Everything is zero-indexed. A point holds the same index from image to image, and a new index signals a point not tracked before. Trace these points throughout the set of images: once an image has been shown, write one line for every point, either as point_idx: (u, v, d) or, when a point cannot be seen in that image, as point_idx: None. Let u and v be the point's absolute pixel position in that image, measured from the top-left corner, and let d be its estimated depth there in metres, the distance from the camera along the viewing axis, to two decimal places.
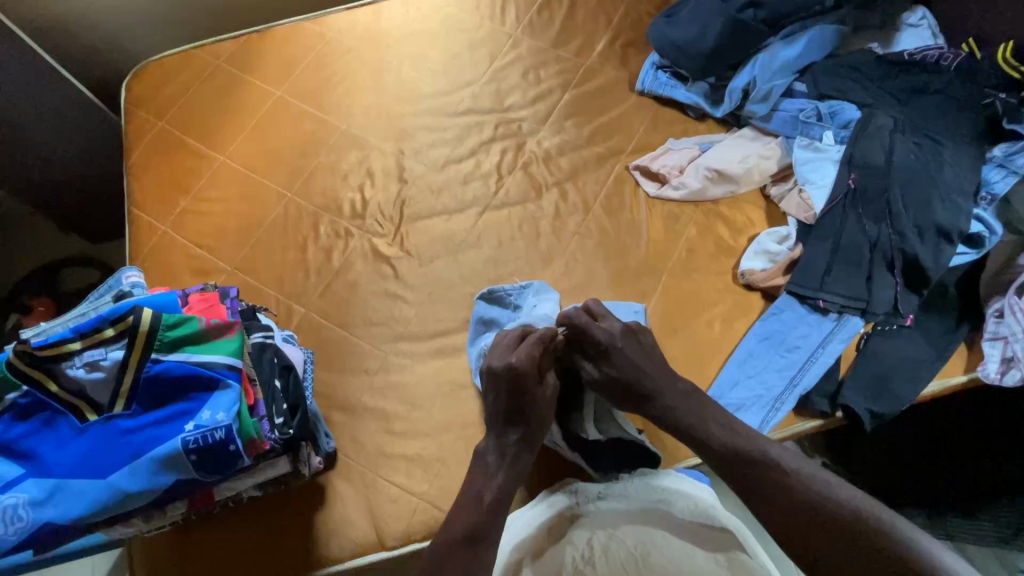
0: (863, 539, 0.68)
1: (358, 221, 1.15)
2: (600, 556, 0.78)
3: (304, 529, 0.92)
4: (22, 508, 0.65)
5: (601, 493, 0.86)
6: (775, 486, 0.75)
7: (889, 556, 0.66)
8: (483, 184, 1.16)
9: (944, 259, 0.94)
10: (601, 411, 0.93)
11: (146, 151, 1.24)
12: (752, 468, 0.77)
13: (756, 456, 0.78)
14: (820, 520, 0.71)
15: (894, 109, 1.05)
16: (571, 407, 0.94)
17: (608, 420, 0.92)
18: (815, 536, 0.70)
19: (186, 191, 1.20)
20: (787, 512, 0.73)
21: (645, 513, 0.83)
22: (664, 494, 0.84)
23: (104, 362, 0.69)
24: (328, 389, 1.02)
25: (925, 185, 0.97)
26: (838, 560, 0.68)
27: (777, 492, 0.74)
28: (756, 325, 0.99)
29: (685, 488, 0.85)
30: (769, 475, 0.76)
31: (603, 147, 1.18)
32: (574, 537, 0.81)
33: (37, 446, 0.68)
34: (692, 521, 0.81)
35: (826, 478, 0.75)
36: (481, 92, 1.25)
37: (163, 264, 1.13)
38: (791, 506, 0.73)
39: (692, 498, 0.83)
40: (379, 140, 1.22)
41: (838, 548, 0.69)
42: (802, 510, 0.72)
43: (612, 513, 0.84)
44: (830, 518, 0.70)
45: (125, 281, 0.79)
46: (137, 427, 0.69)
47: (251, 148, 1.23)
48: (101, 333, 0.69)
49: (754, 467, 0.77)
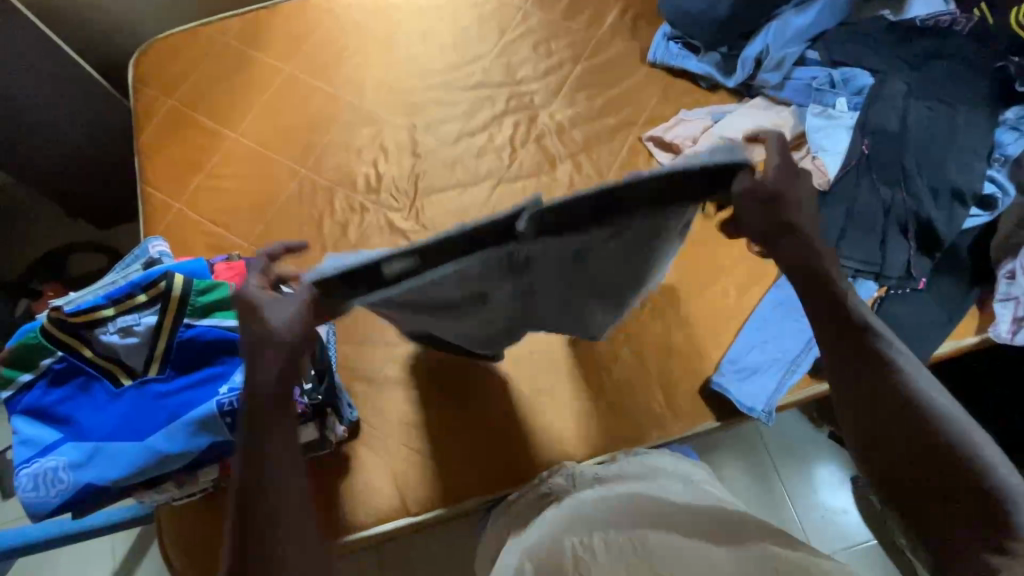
0: (934, 451, 0.54)
1: (373, 195, 1.15)
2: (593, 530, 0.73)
3: (331, 495, 0.94)
4: (62, 471, 0.66)
5: (596, 476, 0.84)
6: (867, 362, 0.58)
7: (937, 470, 0.53)
8: (497, 158, 1.17)
9: (958, 222, 0.95)
10: (575, 213, 0.56)
11: (157, 129, 1.23)
12: (853, 344, 0.58)
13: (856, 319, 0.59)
14: (895, 416, 0.56)
15: (907, 74, 1.05)
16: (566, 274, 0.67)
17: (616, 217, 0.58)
18: (861, 427, 0.57)
19: (200, 169, 1.19)
20: (853, 398, 0.58)
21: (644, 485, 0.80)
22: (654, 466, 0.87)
23: (138, 327, 0.70)
24: (349, 360, 1.03)
25: (939, 149, 0.97)
26: (882, 467, 0.56)
27: (864, 381, 0.58)
28: (771, 292, 1.02)
29: (674, 461, 0.89)
30: (873, 355, 0.58)
31: (616, 118, 1.18)
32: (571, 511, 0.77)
33: (73, 411, 0.69)
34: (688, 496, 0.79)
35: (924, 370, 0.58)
36: (491, 65, 1.25)
37: (178, 241, 1.14)
38: (865, 392, 0.58)
39: (684, 470, 0.86)
40: (391, 115, 1.22)
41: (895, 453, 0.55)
42: (890, 414, 0.56)
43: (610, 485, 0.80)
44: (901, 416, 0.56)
45: (153, 250, 0.78)
46: (171, 391, 0.70)
47: (262, 125, 1.22)
48: (134, 299, 0.70)
49: (861, 346, 0.58)
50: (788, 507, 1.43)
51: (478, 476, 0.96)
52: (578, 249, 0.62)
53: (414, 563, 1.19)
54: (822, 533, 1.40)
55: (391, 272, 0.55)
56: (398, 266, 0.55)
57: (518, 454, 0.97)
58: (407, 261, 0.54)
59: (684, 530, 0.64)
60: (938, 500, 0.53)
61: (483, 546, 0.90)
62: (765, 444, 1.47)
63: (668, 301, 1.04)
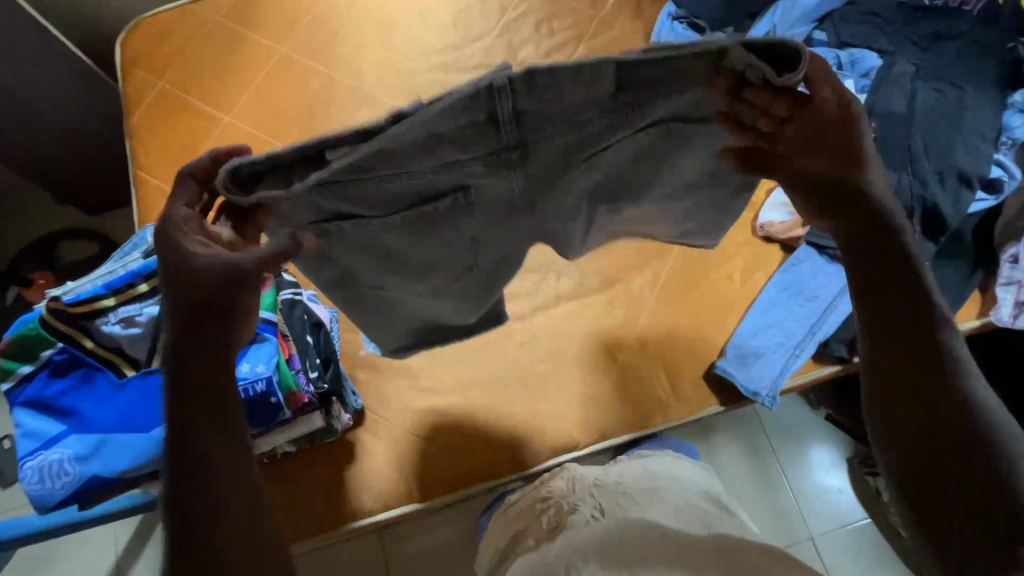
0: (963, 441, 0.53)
1: None
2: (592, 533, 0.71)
3: (337, 484, 0.95)
4: (68, 463, 0.66)
5: (595, 484, 0.83)
6: (911, 340, 0.57)
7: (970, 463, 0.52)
8: None
9: (964, 206, 0.94)
10: (566, 110, 0.48)
11: (148, 112, 1.20)
12: (906, 321, 0.57)
13: (915, 294, 0.57)
14: (930, 403, 0.55)
15: (915, 55, 1.04)
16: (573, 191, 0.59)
17: (658, 103, 0.51)
18: (895, 409, 0.57)
19: (195, 153, 1.17)
20: (890, 377, 0.57)
21: (642, 495, 0.78)
22: (655, 472, 0.86)
23: (139, 318, 0.69)
24: (352, 348, 1.02)
25: (946, 131, 0.96)
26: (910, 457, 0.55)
27: (911, 357, 0.57)
28: (775, 276, 1.01)
29: (671, 466, 0.88)
30: (925, 338, 0.56)
31: None
32: (572, 523, 0.75)
33: (77, 402, 0.68)
34: (684, 502, 0.77)
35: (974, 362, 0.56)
36: (492, 46, 1.22)
37: None
38: (909, 373, 0.56)
39: (683, 478, 0.85)
40: (390, 97, 1.19)
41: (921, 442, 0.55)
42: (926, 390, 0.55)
43: (608, 496, 0.79)
44: (939, 401, 0.55)
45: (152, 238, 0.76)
46: None
47: (258, 107, 1.19)
48: (135, 288, 0.69)
49: (915, 324, 0.57)
50: (784, 488, 1.45)
51: (483, 462, 0.97)
52: (574, 150, 0.53)
53: (417, 545, 1.21)
54: (817, 513, 1.43)
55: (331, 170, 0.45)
56: (340, 159, 0.45)
57: (524, 440, 0.97)
58: (356, 150, 0.45)
59: (683, 548, 0.65)
60: (962, 495, 0.52)
61: (486, 543, 0.90)
62: (762, 426, 1.49)
63: (672, 287, 1.04)
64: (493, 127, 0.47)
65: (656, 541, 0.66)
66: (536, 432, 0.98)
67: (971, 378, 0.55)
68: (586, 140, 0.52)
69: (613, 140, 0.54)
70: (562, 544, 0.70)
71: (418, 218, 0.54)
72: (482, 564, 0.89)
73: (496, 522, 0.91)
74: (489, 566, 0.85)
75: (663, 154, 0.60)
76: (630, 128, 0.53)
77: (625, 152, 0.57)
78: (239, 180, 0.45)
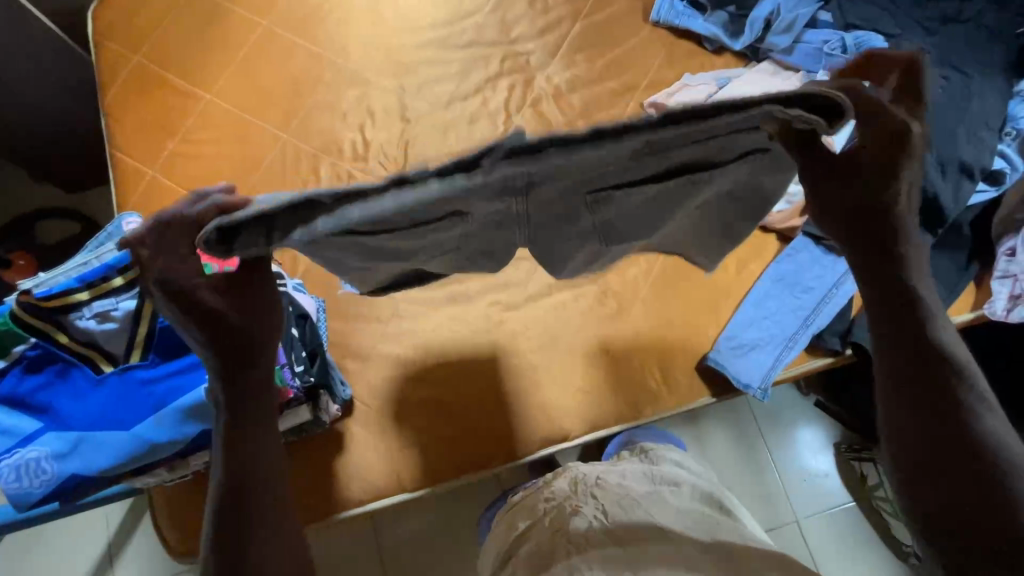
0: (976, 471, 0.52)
1: (360, 163, 1.10)
2: (596, 543, 0.70)
3: (327, 473, 0.94)
4: (46, 462, 0.64)
5: (596, 483, 0.82)
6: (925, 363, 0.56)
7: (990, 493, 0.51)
8: (491, 124, 1.12)
9: (964, 198, 0.92)
10: (585, 165, 0.46)
11: (124, 88, 1.14)
12: (919, 358, 0.56)
13: (928, 334, 0.56)
14: (944, 443, 0.53)
15: (923, 39, 1.01)
16: (574, 211, 0.54)
17: (678, 150, 0.48)
18: (908, 444, 0.54)
19: (174, 132, 1.12)
20: (907, 413, 0.55)
21: (645, 499, 0.78)
22: (657, 473, 0.85)
23: (115, 312, 0.66)
24: (339, 337, 1.00)
25: (951, 119, 0.94)
26: (927, 496, 0.53)
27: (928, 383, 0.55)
28: (772, 266, 0.99)
29: (673, 468, 0.88)
30: (938, 379, 0.55)
31: (617, 82, 1.13)
32: (574, 528, 0.74)
33: (52, 398, 0.66)
34: (688, 508, 0.77)
35: (993, 409, 0.55)
36: (485, 22, 1.17)
37: (155, 210, 1.08)
38: (924, 409, 0.55)
39: (684, 479, 0.84)
40: (378, 76, 1.14)
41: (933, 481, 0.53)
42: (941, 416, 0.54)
43: (610, 498, 0.78)
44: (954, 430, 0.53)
45: (126, 228, 0.72)
46: (157, 377, 0.67)
47: (239, 85, 1.14)
48: (109, 282, 0.65)
49: (929, 362, 0.56)
50: (772, 473, 1.46)
51: (473, 451, 0.96)
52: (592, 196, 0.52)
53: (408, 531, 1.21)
54: (804, 496, 1.45)
55: (317, 232, 0.44)
56: (324, 221, 0.43)
57: (515, 429, 0.97)
58: (344, 213, 0.43)
59: (684, 555, 0.66)
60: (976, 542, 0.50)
61: (490, 543, 0.90)
62: (753, 412, 1.50)
63: (667, 276, 1.02)
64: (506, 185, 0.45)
65: (657, 547, 0.67)
66: (526, 422, 0.97)
67: (988, 422, 0.54)
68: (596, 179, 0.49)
69: (629, 180, 0.51)
70: (567, 560, 0.69)
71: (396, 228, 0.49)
72: (484, 566, 0.90)
73: (499, 524, 0.92)
74: (492, 567, 0.85)
75: (681, 197, 0.57)
76: (647, 169, 0.50)
77: (643, 191, 0.54)
78: (222, 237, 0.44)
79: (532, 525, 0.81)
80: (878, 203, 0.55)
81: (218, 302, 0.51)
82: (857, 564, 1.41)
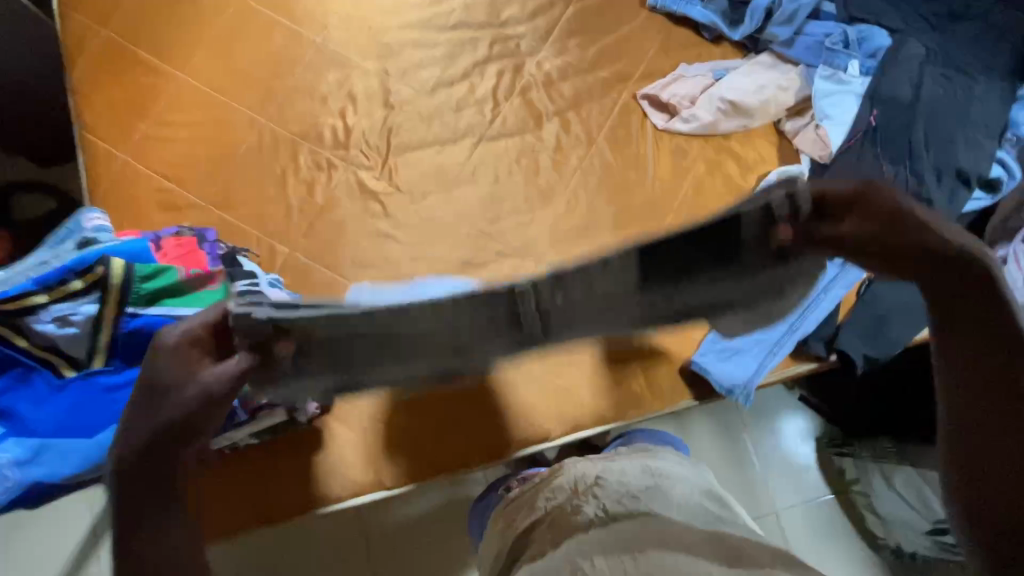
0: None
1: (341, 151, 1.06)
2: (601, 538, 0.66)
3: (305, 470, 0.93)
4: (7, 469, 0.62)
5: (596, 479, 0.78)
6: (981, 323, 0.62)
7: None
8: (478, 112, 1.07)
9: (959, 205, 0.90)
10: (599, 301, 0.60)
11: (91, 64, 1.08)
12: (991, 352, 0.52)
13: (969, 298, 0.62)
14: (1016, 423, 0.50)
15: (927, 35, 0.97)
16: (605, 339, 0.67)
17: (687, 287, 0.60)
18: None
19: (146, 113, 1.07)
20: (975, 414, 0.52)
21: (646, 493, 0.74)
22: (658, 466, 0.82)
23: (75, 317, 0.63)
24: None
25: (950, 123, 0.91)
26: None
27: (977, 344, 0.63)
28: None
29: (674, 463, 0.85)
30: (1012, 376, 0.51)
31: (609, 71, 1.08)
32: (578, 527, 0.70)
33: (13, 403, 0.63)
34: (690, 504, 0.74)
35: None
36: (474, 3, 1.12)
37: (126, 196, 1.04)
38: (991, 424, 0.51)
39: (683, 476, 0.81)
40: (360, 58, 1.09)
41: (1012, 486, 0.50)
42: None
43: (609, 494, 0.74)
44: None
45: (88, 225, 0.70)
46: (120, 384, 0.64)
47: (215, 63, 1.09)
48: (67, 285, 0.63)
49: None
50: (753, 467, 1.48)
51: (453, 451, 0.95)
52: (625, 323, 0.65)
53: None
54: (784, 489, 1.47)
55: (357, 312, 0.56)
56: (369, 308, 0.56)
57: (496, 429, 0.96)
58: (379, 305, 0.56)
59: (687, 544, 0.62)
60: None
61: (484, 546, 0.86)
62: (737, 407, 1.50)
63: None
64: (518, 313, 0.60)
65: (659, 536, 0.64)
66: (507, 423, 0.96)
67: None
68: (623, 308, 0.62)
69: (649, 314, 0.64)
70: (563, 552, 0.65)
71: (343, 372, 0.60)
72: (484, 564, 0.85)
73: (494, 519, 0.88)
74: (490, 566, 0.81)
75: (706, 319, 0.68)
76: (664, 294, 0.61)
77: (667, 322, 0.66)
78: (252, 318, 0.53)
79: (532, 526, 0.76)
80: (932, 256, 0.52)
81: (189, 375, 0.49)
82: (830, 552, 1.44)
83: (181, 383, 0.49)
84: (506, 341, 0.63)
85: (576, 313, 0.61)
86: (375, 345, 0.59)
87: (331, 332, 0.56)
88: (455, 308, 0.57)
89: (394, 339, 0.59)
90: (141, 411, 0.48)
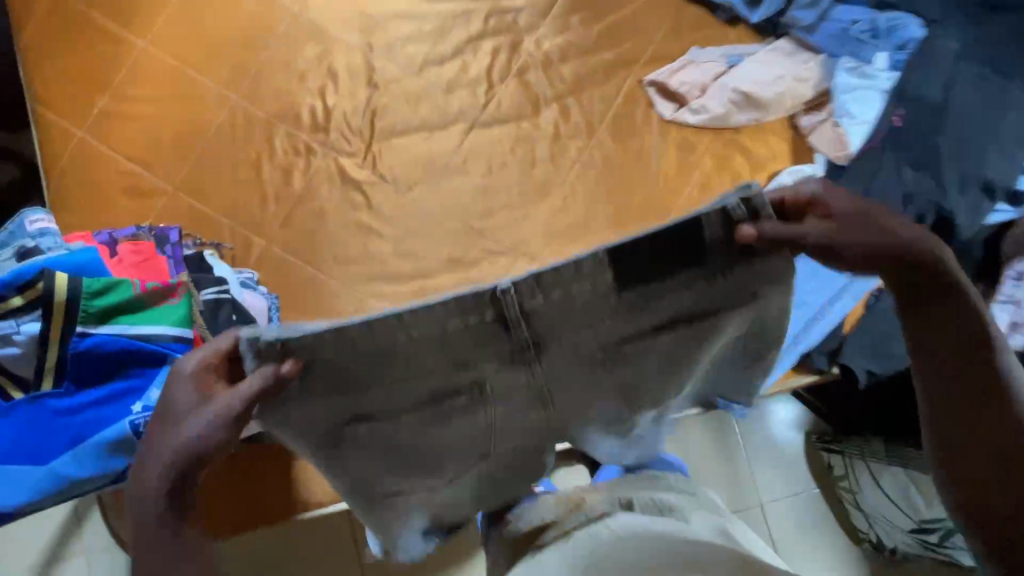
0: None
1: (320, 134, 0.97)
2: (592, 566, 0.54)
3: (287, 473, 0.90)
4: None
5: (589, 511, 0.66)
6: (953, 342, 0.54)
7: None
8: (471, 95, 0.99)
9: (981, 219, 0.84)
10: (568, 308, 0.46)
11: (41, 28, 0.97)
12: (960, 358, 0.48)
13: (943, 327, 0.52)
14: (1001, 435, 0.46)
15: (962, 27, 0.89)
16: (568, 376, 0.53)
17: (657, 298, 0.48)
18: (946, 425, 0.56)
19: (104, 86, 0.97)
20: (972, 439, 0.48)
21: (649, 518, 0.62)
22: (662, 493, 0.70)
23: (17, 337, 0.57)
24: None
25: (980, 131, 0.85)
26: None
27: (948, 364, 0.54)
28: None
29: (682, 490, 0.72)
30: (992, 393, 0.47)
31: (615, 53, 0.99)
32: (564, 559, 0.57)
33: None
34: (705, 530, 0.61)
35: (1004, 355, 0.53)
36: None
37: (85, 179, 0.95)
38: (972, 408, 0.48)
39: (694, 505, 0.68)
40: (342, 30, 1.00)
41: (994, 468, 0.47)
42: None
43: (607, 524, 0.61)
44: None
45: (30, 230, 0.63)
46: (74, 408, 0.59)
47: (181, 31, 0.99)
48: (6, 303, 0.56)
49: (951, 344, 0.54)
50: (742, 462, 1.46)
51: None
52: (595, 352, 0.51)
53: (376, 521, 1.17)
54: (771, 483, 1.47)
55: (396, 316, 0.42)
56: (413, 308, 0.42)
57: None
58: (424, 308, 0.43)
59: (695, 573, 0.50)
60: None
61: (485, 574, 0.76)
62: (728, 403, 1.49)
63: None
64: (501, 327, 0.46)
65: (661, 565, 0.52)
66: None
67: None
68: (590, 325, 0.48)
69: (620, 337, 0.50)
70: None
71: (332, 384, 0.44)
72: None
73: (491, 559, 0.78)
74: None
75: (677, 351, 0.55)
76: (638, 304, 0.48)
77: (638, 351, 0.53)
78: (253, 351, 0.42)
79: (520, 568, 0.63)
80: (896, 253, 0.47)
81: (191, 403, 0.42)
82: (813, 545, 1.46)
83: (190, 412, 0.42)
84: (495, 359, 0.47)
85: (568, 322, 0.47)
86: (376, 366, 0.44)
87: (340, 357, 0.43)
88: (478, 310, 0.44)
89: (398, 361, 0.44)
90: (159, 431, 0.43)
